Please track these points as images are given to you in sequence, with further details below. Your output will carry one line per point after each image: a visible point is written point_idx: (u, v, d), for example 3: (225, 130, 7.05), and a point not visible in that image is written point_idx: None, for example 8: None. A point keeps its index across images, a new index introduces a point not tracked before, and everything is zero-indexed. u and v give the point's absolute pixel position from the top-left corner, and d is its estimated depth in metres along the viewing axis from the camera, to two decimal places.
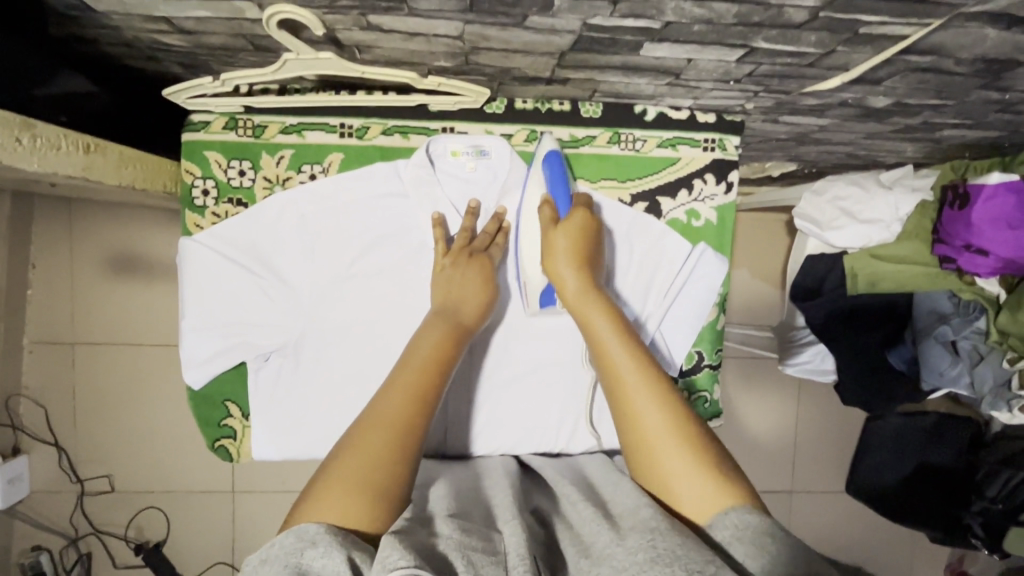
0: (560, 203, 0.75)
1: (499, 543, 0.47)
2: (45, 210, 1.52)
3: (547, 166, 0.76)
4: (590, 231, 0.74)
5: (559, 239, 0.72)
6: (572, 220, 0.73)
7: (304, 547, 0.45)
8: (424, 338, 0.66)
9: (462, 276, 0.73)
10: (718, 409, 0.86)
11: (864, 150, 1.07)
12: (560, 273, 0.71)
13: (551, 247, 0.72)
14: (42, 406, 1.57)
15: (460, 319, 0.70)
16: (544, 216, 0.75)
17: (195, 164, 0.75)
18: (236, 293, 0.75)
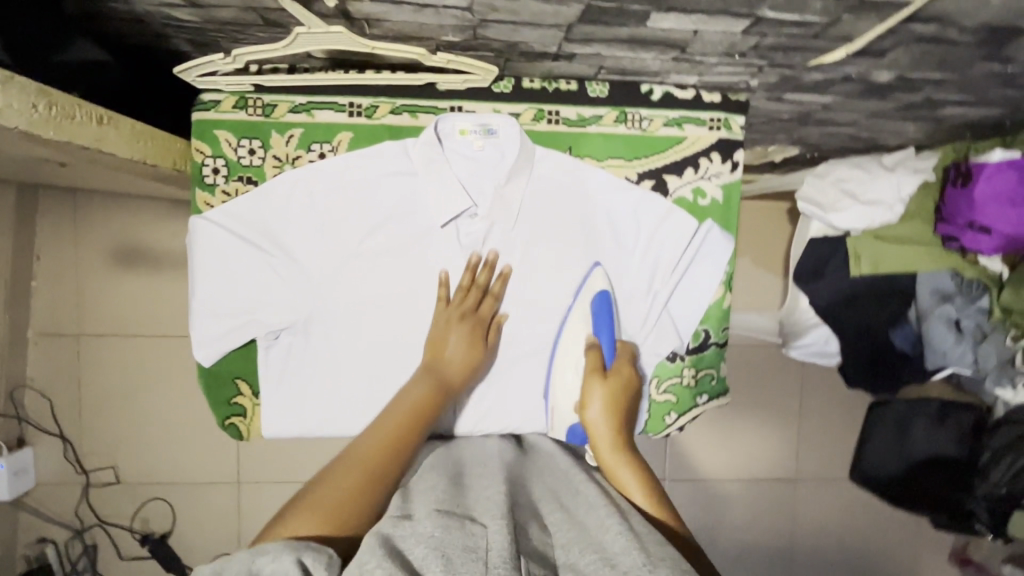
0: (606, 352, 0.76)
1: (479, 538, 0.46)
2: (51, 202, 1.53)
3: (598, 306, 0.78)
4: (629, 390, 0.75)
5: (599, 393, 0.72)
6: (614, 374, 0.74)
7: (257, 557, 0.44)
8: (408, 395, 0.70)
9: (458, 331, 0.75)
10: (724, 386, 0.86)
11: (867, 132, 1.08)
12: (594, 421, 0.70)
13: (588, 395, 0.72)
14: (47, 397, 1.57)
15: (444, 372, 0.73)
16: (588, 364, 0.74)
17: (205, 143, 0.75)
18: (247, 273, 0.75)
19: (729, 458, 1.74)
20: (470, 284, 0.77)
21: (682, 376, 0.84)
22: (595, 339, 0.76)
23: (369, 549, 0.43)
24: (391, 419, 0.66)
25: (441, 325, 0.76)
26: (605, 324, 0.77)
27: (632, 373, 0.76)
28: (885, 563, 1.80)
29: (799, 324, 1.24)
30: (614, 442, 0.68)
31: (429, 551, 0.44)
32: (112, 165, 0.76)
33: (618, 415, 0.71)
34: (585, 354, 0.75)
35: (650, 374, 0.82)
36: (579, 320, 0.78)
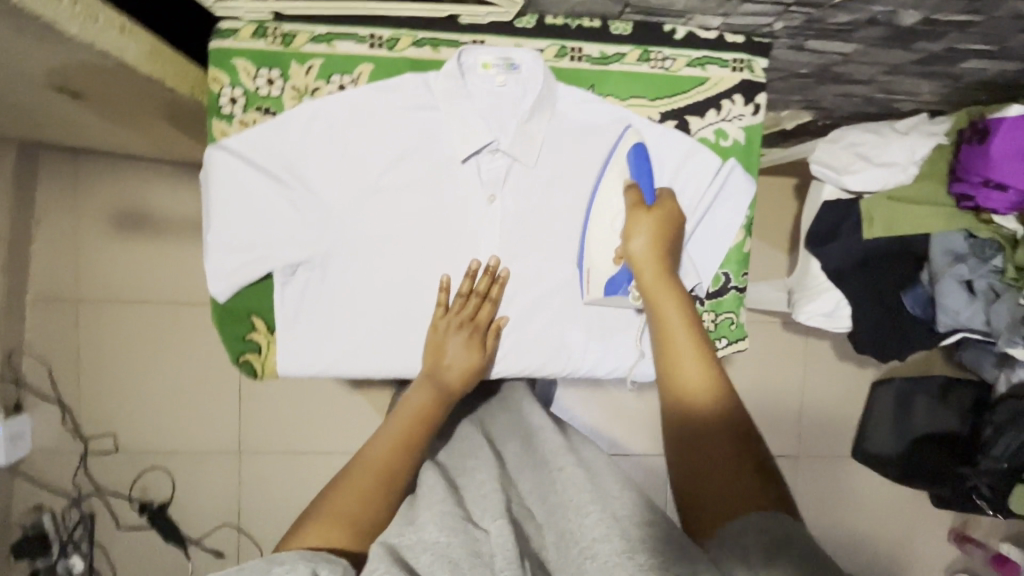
0: (645, 190, 0.77)
1: (483, 542, 0.51)
2: (50, 163, 1.51)
3: (634, 159, 0.78)
4: (672, 224, 0.76)
5: (643, 228, 0.74)
6: (657, 211, 0.75)
7: (271, 565, 0.48)
8: (410, 401, 0.70)
9: (453, 341, 0.76)
10: (744, 332, 0.86)
11: (882, 93, 1.08)
12: (637, 252, 0.73)
13: (632, 229, 0.74)
14: (44, 362, 1.54)
15: (443, 379, 0.74)
16: (630, 199, 0.76)
17: (222, 71, 0.74)
18: (264, 205, 0.74)
19: None
20: (468, 292, 0.77)
21: (702, 321, 0.85)
22: (634, 182, 0.77)
23: (380, 555, 0.48)
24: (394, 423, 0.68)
25: (438, 334, 0.77)
26: (642, 170, 0.77)
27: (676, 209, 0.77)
28: (885, 540, 1.81)
29: (810, 289, 1.21)
30: (658, 273, 0.72)
31: (437, 557, 0.49)
32: (125, 90, 0.74)
33: (663, 245, 0.74)
34: (625, 193, 0.77)
35: None
36: (613, 167, 0.78)
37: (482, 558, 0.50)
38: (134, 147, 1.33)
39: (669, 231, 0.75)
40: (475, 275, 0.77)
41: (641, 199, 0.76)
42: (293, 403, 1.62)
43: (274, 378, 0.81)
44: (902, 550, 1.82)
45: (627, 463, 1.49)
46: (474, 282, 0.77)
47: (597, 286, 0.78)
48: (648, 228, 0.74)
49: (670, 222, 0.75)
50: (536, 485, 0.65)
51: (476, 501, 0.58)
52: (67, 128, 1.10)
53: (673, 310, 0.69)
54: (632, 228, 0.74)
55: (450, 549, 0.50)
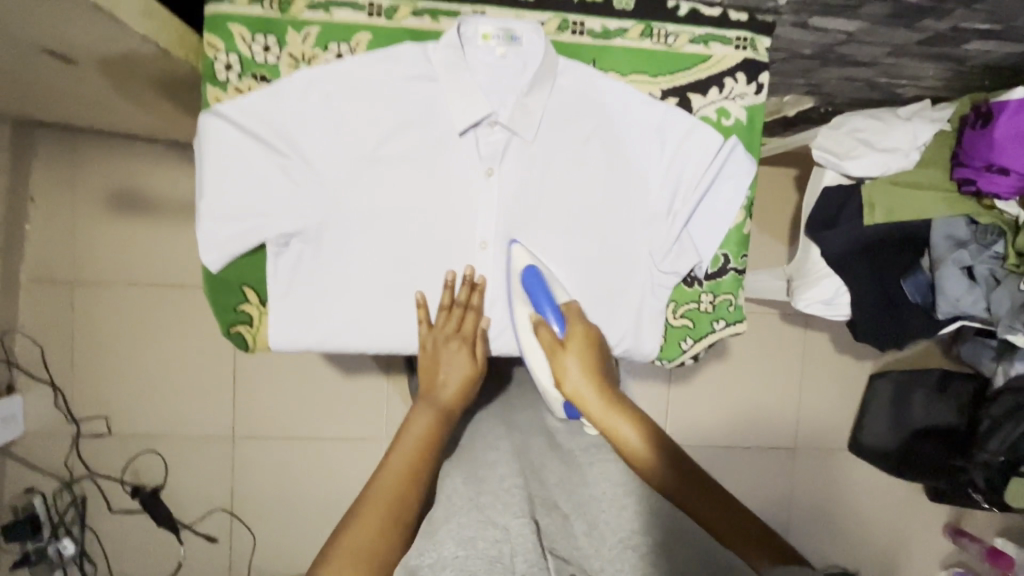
0: (553, 319, 0.74)
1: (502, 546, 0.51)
2: (45, 142, 1.49)
3: (533, 283, 0.75)
4: (592, 339, 0.75)
5: (570, 361, 0.72)
6: (573, 340, 0.73)
7: None
8: (412, 424, 0.67)
9: (449, 355, 0.76)
10: (742, 314, 0.85)
11: (885, 78, 1.07)
12: (574, 388, 0.72)
13: (562, 370, 0.72)
14: (38, 343, 1.53)
15: (439, 398, 0.73)
16: (546, 341, 0.74)
17: (218, 37, 0.72)
18: (258, 173, 0.73)
19: (730, 425, 1.73)
20: (449, 304, 0.77)
21: (700, 301, 0.84)
22: (542, 316, 0.75)
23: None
24: (398, 448, 0.64)
25: (429, 359, 0.77)
26: (544, 297, 0.75)
27: (587, 326, 0.75)
28: (879, 534, 1.81)
29: (810, 276, 1.20)
30: (597, 396, 0.70)
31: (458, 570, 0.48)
32: (117, 54, 0.72)
33: (592, 366, 0.73)
34: (537, 332, 0.75)
35: (667, 299, 0.83)
36: (521, 305, 0.77)
37: (500, 564, 0.50)
38: (130, 126, 1.32)
39: (592, 347, 0.74)
40: (454, 286, 0.78)
41: (554, 335, 0.74)
42: (287, 388, 1.60)
43: (266, 350, 0.80)
44: (897, 544, 1.82)
45: None
46: (454, 294, 0.77)
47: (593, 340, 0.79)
48: (571, 361, 0.72)
49: (590, 339, 0.74)
50: (558, 487, 0.67)
51: (497, 500, 0.58)
52: (60, 103, 1.09)
53: (625, 430, 0.68)
54: (560, 371, 0.73)
55: (470, 561, 0.49)
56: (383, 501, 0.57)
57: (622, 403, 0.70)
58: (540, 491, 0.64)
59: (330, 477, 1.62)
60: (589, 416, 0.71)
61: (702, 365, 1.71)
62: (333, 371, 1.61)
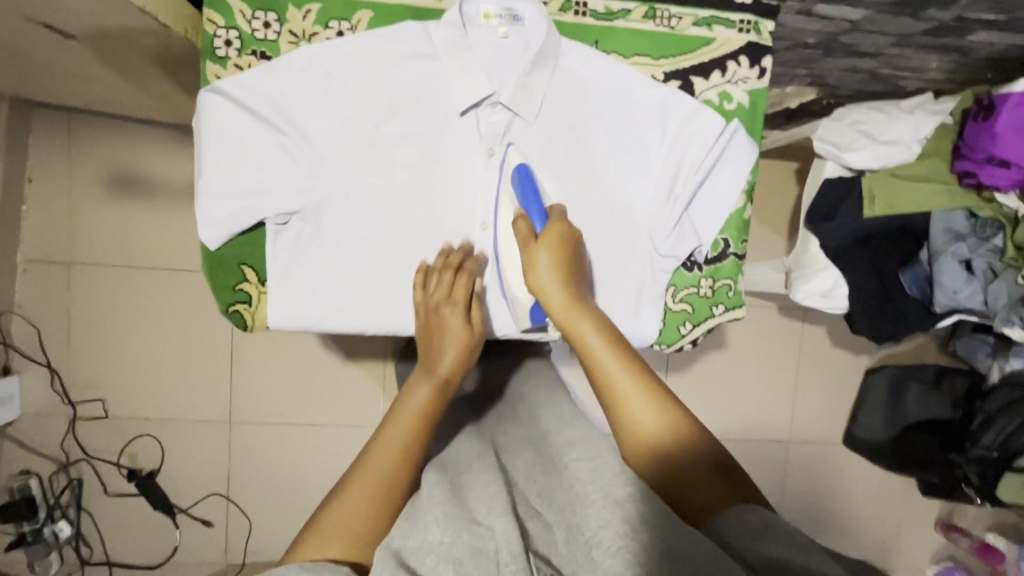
0: (535, 218, 0.72)
1: (487, 537, 0.48)
2: (44, 123, 1.48)
3: (518, 181, 0.74)
4: (569, 242, 0.71)
5: (542, 255, 0.69)
6: (549, 235, 0.70)
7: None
8: (407, 398, 0.65)
9: (442, 324, 0.72)
10: (740, 301, 0.85)
11: (887, 69, 1.06)
12: (544, 284, 0.67)
13: (533, 263, 0.69)
14: (34, 325, 1.52)
15: (437, 368, 0.68)
16: (520, 232, 0.71)
17: (218, 12, 0.72)
18: (258, 150, 0.72)
19: (725, 417, 1.73)
20: (441, 268, 0.75)
21: (699, 287, 0.84)
22: (524, 211, 0.73)
23: (383, 564, 0.45)
24: (393, 420, 0.62)
25: (429, 330, 0.73)
26: (531, 197, 0.73)
27: (568, 228, 0.72)
28: (872, 527, 1.82)
29: (808, 268, 1.20)
30: (567, 297, 0.66)
31: (441, 560, 0.45)
32: (114, 27, 0.71)
33: (566, 268, 0.69)
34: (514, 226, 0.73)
35: (667, 284, 0.82)
36: (506, 204, 0.75)
37: (487, 555, 0.46)
38: (131, 108, 1.32)
39: (569, 250, 0.71)
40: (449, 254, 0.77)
41: (531, 229, 0.71)
42: (285, 373, 1.60)
43: (264, 330, 0.79)
44: (889, 538, 1.83)
45: None
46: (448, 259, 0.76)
47: None
48: (545, 255, 0.69)
49: (567, 239, 0.71)
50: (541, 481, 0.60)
51: (480, 496, 0.54)
52: (58, 81, 1.08)
53: (585, 331, 0.63)
54: (530, 265, 0.69)
55: (455, 547, 0.47)
56: (376, 479, 0.56)
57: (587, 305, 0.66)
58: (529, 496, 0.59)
59: (327, 462, 1.63)
60: (550, 312, 0.67)
61: (699, 357, 1.71)
62: (331, 357, 1.61)
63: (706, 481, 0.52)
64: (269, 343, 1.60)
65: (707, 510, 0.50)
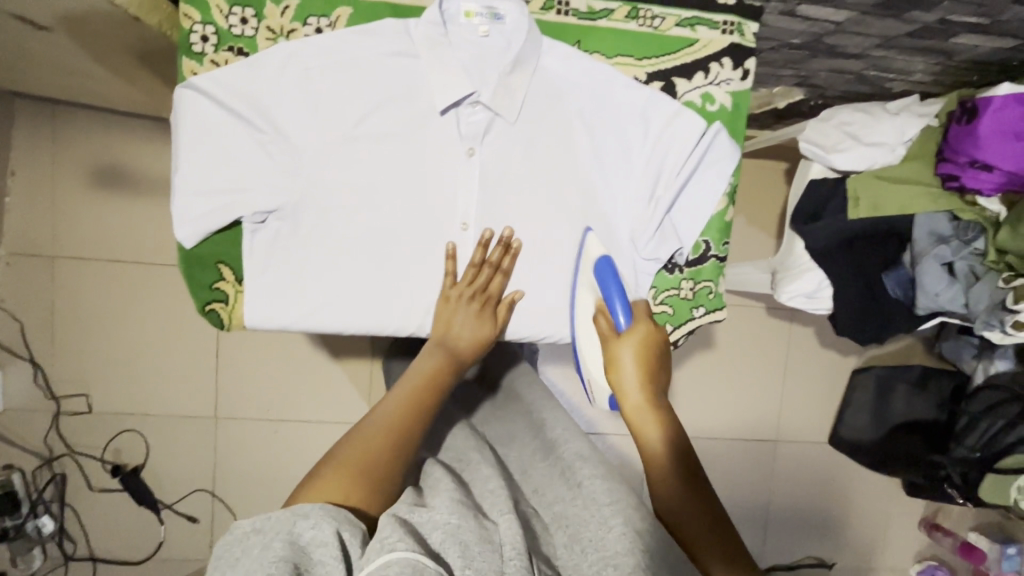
0: (617, 311, 0.70)
1: (492, 531, 0.49)
2: (28, 114, 1.47)
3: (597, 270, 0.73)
4: (654, 344, 0.68)
5: (626, 355, 0.67)
6: (633, 333, 0.68)
7: (295, 517, 0.45)
8: (419, 365, 0.67)
9: (465, 311, 0.74)
10: (722, 302, 0.84)
11: (874, 71, 1.07)
12: (623, 385, 0.66)
13: (615, 361, 0.67)
14: (17, 319, 1.51)
15: (454, 344, 0.71)
16: (601, 327, 0.70)
17: (193, 7, 0.71)
18: (234, 148, 0.72)
19: (713, 416, 1.74)
20: (480, 262, 0.76)
21: (680, 289, 0.83)
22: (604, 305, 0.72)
23: (392, 525, 0.45)
24: (407, 384, 0.64)
25: (448, 306, 0.75)
26: (614, 288, 0.71)
27: (654, 327, 0.69)
28: (856, 526, 1.83)
29: (793, 269, 1.20)
30: (643, 400, 0.64)
31: (447, 537, 0.47)
32: (91, 20, 0.70)
33: (649, 370, 0.66)
34: (597, 318, 0.72)
35: (650, 287, 0.82)
36: (586, 289, 0.76)
37: (491, 545, 0.48)
38: (114, 100, 1.30)
39: (654, 352, 0.68)
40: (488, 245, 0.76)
41: (614, 325, 0.70)
42: (272, 369, 1.60)
43: (242, 330, 0.80)
44: (874, 537, 1.84)
45: (604, 443, 1.50)
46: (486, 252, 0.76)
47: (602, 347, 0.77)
48: (628, 354, 0.67)
49: (652, 340, 0.68)
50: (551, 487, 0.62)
51: (485, 499, 0.56)
52: (39, 73, 1.07)
53: (653, 438, 0.61)
54: (612, 362, 0.68)
55: (461, 530, 0.48)
56: (386, 429, 0.57)
57: (665, 414, 0.63)
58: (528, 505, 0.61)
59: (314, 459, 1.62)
60: (624, 413, 0.65)
61: (687, 357, 1.71)
62: (318, 353, 1.60)
63: None
64: (256, 339, 1.59)
65: None
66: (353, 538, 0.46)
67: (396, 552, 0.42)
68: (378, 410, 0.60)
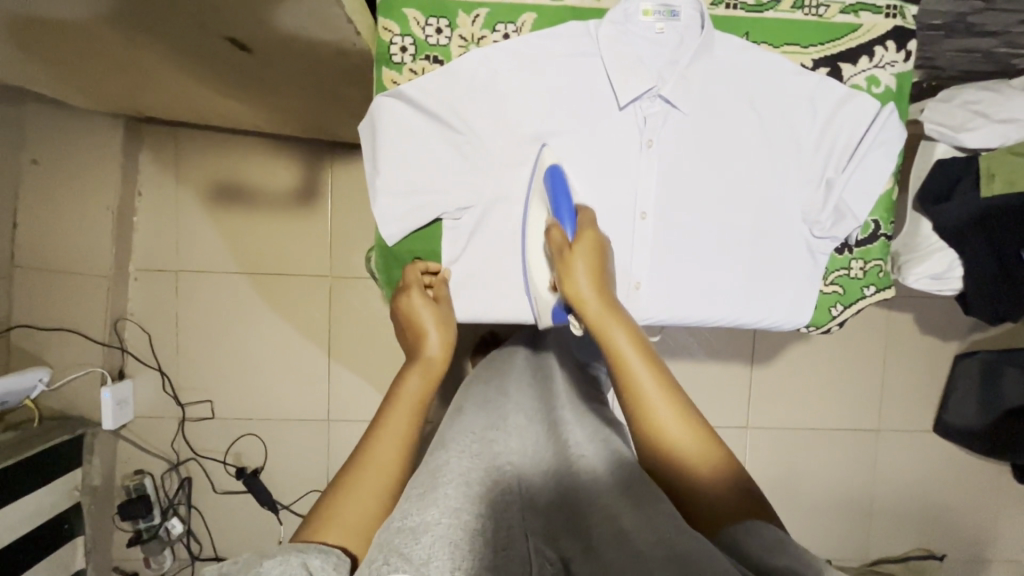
0: (565, 221, 0.72)
1: (484, 529, 0.43)
2: (152, 138, 1.57)
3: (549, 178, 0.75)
4: (602, 251, 0.69)
5: (577, 262, 0.67)
6: (583, 241, 0.69)
7: (260, 556, 0.44)
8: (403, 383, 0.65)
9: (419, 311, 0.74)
10: (891, 280, 0.86)
11: (1004, 47, 1.08)
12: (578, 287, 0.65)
13: (569, 269, 0.67)
14: (145, 330, 1.60)
15: (425, 350, 0.69)
16: (555, 241, 0.70)
17: (394, 21, 0.76)
18: (432, 151, 0.77)
19: (811, 407, 1.73)
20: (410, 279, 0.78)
21: (850, 268, 0.85)
22: (554, 219, 0.72)
23: (380, 546, 0.40)
24: (393, 412, 0.61)
25: (400, 308, 0.76)
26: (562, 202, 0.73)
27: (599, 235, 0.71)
28: (965, 516, 1.79)
29: (920, 250, 1.20)
30: (604, 299, 0.64)
31: (441, 540, 0.41)
32: (299, 41, 0.76)
33: (600, 277, 0.67)
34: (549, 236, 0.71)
35: (823, 266, 0.85)
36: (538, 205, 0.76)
37: (484, 540, 0.42)
38: (240, 118, 1.38)
39: (603, 259, 0.69)
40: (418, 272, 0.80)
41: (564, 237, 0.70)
42: (379, 372, 1.64)
43: None
44: (985, 527, 1.80)
45: None
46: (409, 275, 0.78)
47: (546, 311, 0.76)
48: (581, 263, 0.67)
49: (599, 244, 0.70)
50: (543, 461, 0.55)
51: (487, 475, 0.50)
52: (190, 92, 1.14)
53: (620, 336, 0.61)
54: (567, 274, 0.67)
55: (455, 531, 0.42)
56: (379, 467, 0.56)
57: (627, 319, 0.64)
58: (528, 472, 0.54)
59: None
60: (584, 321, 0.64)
61: (785, 348, 1.70)
62: None
63: (729, 503, 0.49)
64: (362, 344, 1.63)
65: (717, 517, 0.48)
66: (321, 567, 0.45)
67: None
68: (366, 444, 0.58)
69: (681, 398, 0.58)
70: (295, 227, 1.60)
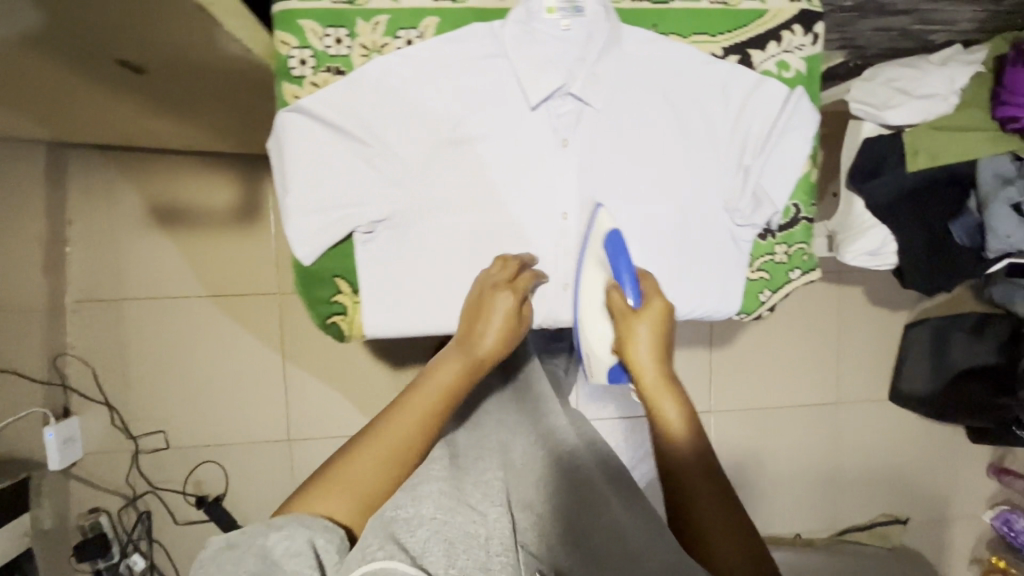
0: (628, 287, 0.71)
1: (480, 525, 0.50)
2: (78, 165, 1.51)
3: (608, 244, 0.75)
4: (668, 320, 0.70)
5: (641, 329, 0.68)
6: (649, 308, 0.69)
7: (268, 530, 0.49)
8: (438, 370, 0.63)
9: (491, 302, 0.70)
10: (815, 262, 0.87)
11: (918, 24, 1.10)
12: (635, 354, 0.68)
13: (630, 334, 0.68)
14: (88, 364, 1.54)
15: (478, 348, 0.66)
16: (614, 301, 0.71)
17: (290, 33, 0.73)
18: (340, 163, 0.74)
19: (771, 385, 1.76)
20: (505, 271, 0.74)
21: (775, 253, 0.86)
22: (614, 282, 0.73)
23: (375, 533, 0.46)
24: (417, 395, 0.61)
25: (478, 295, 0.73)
26: (623, 265, 0.72)
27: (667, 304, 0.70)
28: (925, 478, 1.84)
29: (855, 228, 1.19)
30: (659, 370, 0.66)
31: (433, 535, 0.47)
32: (195, 58, 0.73)
33: (662, 350, 0.68)
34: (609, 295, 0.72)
35: (745, 254, 0.85)
36: (594, 265, 0.76)
37: (476, 540, 0.48)
38: (167, 138, 1.33)
39: (667, 327, 0.69)
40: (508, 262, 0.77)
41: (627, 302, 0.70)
42: (337, 387, 1.61)
43: (360, 339, 0.83)
44: (947, 486, 1.85)
45: None
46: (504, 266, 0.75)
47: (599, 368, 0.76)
48: (644, 331, 0.68)
49: (667, 315, 0.70)
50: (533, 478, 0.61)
51: (479, 485, 0.56)
52: (106, 114, 1.10)
53: (668, 406, 0.64)
54: (629, 338, 0.69)
55: (448, 527, 0.48)
56: (392, 448, 0.58)
57: (681, 390, 0.66)
58: (521, 485, 0.60)
59: None
60: (638, 383, 0.67)
61: (743, 330, 1.73)
62: (381, 367, 1.61)
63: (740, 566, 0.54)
64: (317, 360, 1.60)
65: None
66: (327, 545, 0.50)
67: (375, 561, 0.42)
68: (387, 420, 0.60)
69: (718, 469, 0.61)
70: (238, 245, 1.55)
